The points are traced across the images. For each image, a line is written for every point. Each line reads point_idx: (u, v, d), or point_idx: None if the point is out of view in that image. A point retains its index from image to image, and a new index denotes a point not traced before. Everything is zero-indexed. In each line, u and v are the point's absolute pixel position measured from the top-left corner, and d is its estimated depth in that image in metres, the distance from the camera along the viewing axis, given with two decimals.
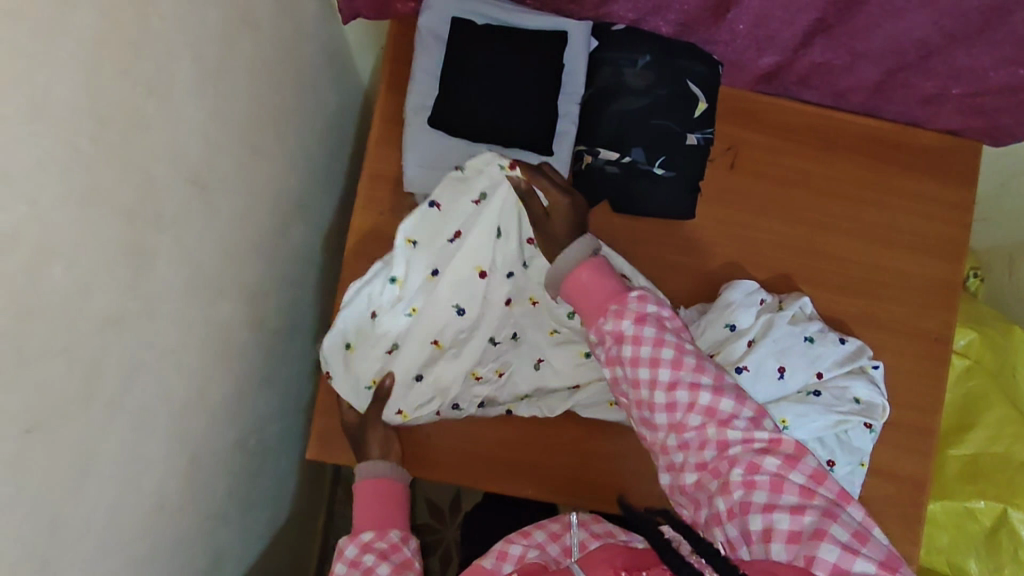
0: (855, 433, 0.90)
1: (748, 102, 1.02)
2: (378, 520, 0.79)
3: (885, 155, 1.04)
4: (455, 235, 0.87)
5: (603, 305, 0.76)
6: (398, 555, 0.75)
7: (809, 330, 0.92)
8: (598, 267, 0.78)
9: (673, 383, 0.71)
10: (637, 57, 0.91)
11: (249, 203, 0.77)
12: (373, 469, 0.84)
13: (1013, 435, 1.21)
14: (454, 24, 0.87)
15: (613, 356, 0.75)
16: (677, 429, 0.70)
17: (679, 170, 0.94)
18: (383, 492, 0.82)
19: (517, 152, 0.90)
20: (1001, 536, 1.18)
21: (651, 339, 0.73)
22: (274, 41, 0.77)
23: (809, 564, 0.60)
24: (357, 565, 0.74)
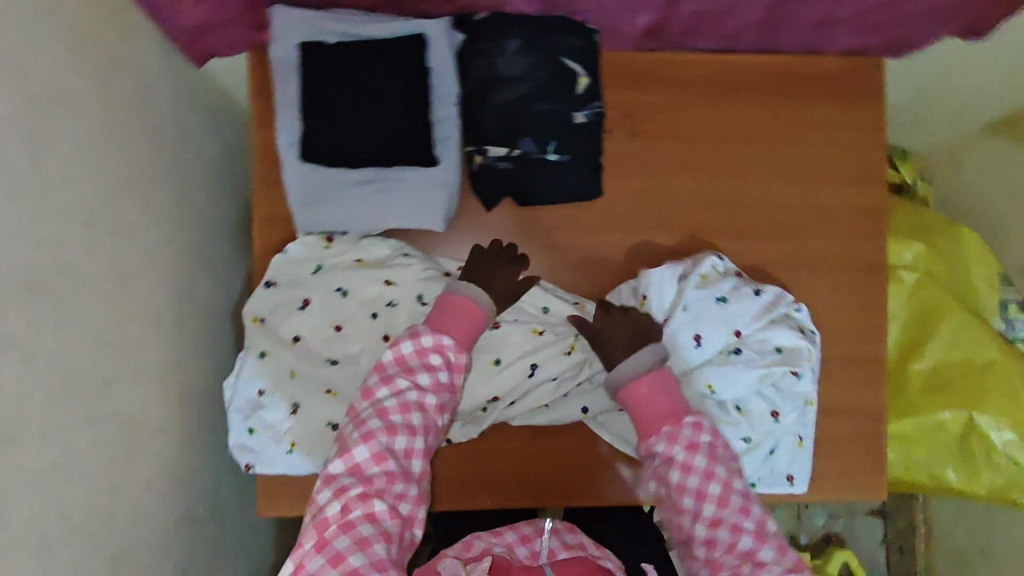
0: (788, 379, 0.90)
1: (635, 62, 0.96)
2: (461, 334, 0.80)
3: (790, 89, 0.99)
4: (306, 299, 0.90)
5: (656, 425, 0.79)
6: (453, 378, 0.79)
7: (722, 289, 0.89)
8: (656, 383, 0.80)
9: (716, 518, 0.77)
10: (505, 43, 0.86)
11: (114, 292, 0.75)
12: (472, 289, 0.82)
13: (970, 338, 1.21)
14: (302, 49, 0.82)
15: (661, 477, 0.80)
16: (711, 545, 0.76)
17: (572, 151, 0.90)
18: (473, 321, 0.80)
19: (399, 169, 0.86)
20: (970, 440, 1.18)
21: (700, 470, 0.78)
22: (106, 119, 0.74)
23: None
24: (424, 357, 0.78)
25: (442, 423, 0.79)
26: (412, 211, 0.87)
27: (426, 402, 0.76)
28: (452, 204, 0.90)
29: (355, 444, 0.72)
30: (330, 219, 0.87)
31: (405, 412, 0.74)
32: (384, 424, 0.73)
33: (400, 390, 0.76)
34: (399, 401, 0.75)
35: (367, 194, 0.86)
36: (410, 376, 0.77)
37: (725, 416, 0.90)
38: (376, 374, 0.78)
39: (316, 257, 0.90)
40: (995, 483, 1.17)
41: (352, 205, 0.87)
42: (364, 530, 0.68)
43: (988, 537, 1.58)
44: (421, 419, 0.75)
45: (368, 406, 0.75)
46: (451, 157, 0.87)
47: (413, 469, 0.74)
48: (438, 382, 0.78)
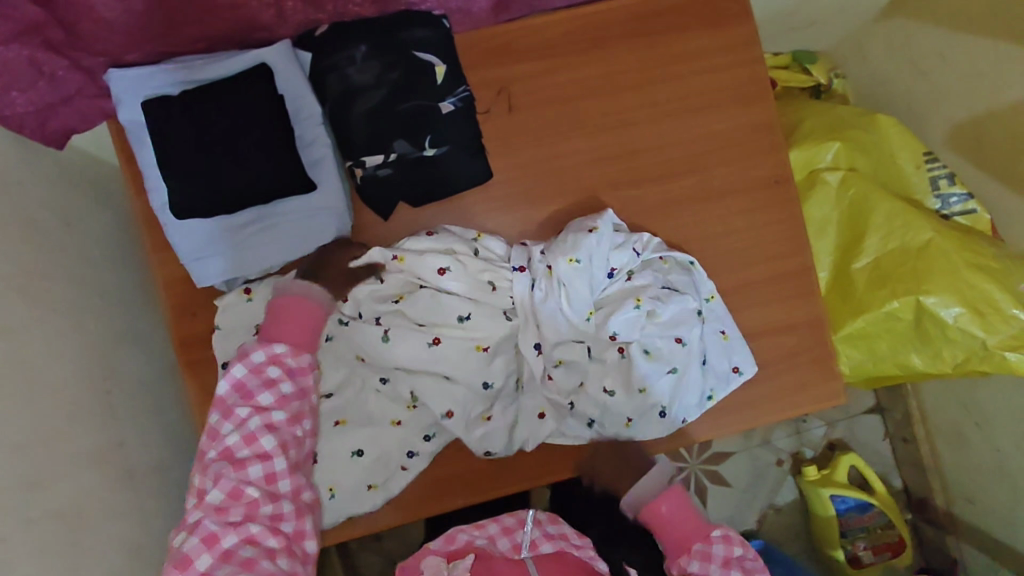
0: (672, 297, 0.92)
1: (495, 38, 0.95)
2: (298, 342, 0.81)
3: (656, 27, 0.98)
4: None
5: (687, 542, 0.87)
6: (301, 381, 0.81)
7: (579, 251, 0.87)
8: (676, 501, 0.89)
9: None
10: (353, 51, 0.85)
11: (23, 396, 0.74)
12: (298, 289, 0.82)
13: (902, 223, 1.20)
14: (147, 105, 0.80)
15: None
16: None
17: (449, 142, 0.89)
18: (312, 323, 0.82)
19: (281, 202, 0.85)
20: (924, 323, 1.16)
21: None
22: None
23: None
24: (261, 375, 0.79)
25: (300, 434, 0.80)
26: (307, 239, 0.87)
27: (274, 420, 0.77)
28: (345, 223, 0.89)
29: (209, 490, 0.74)
30: (228, 268, 0.86)
31: (251, 442, 0.76)
32: (231, 462, 0.75)
33: (241, 423, 0.76)
34: (242, 433, 0.76)
35: (257, 234, 0.85)
36: (251, 401, 0.77)
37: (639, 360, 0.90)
38: (216, 412, 0.78)
39: (239, 316, 0.88)
40: (959, 359, 1.15)
41: (246, 248, 0.86)
42: (245, 554, 0.71)
43: (976, 407, 1.61)
44: (272, 440, 0.76)
45: (214, 448, 0.76)
46: (331, 178, 0.86)
47: (281, 488, 0.76)
48: (282, 396, 0.78)
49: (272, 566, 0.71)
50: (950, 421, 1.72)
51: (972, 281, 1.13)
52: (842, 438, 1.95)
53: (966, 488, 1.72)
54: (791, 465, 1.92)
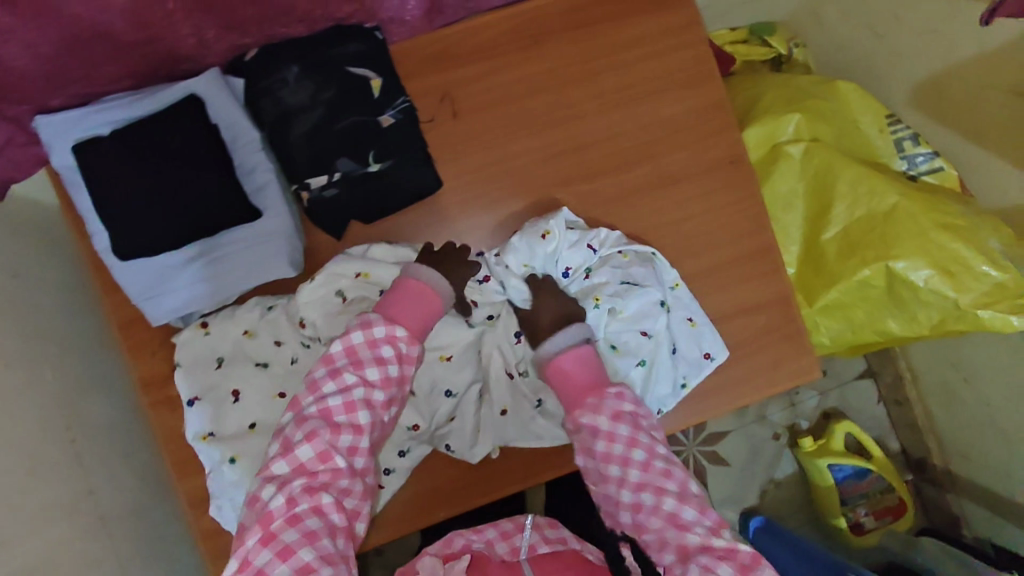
0: (635, 291, 0.90)
1: (432, 44, 0.93)
2: (412, 325, 0.81)
3: (594, 17, 0.96)
4: (234, 391, 0.89)
5: (584, 398, 0.81)
6: (403, 371, 0.80)
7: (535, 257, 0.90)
8: (581, 360, 0.83)
9: (642, 484, 0.76)
10: (284, 73, 0.83)
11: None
12: (429, 277, 0.84)
13: (867, 190, 1.19)
14: (78, 149, 0.79)
15: (585, 446, 0.80)
16: (636, 511, 0.75)
17: (393, 155, 0.87)
18: (433, 306, 0.83)
19: (226, 233, 0.84)
20: (896, 287, 1.16)
21: (623, 437, 0.78)
22: None
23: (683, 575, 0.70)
24: (374, 349, 0.78)
25: (388, 419, 0.79)
26: (257, 268, 0.85)
27: (373, 399, 0.76)
28: (296, 249, 0.87)
29: (298, 444, 0.72)
30: (180, 305, 0.84)
31: (352, 411, 0.75)
32: (329, 424, 0.74)
33: (346, 388, 0.75)
34: (346, 398, 0.75)
35: (205, 268, 0.83)
36: (358, 369, 0.77)
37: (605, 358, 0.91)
38: (323, 366, 0.78)
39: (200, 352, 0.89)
40: (934, 320, 1.15)
41: (197, 283, 0.84)
42: (310, 523, 0.67)
43: (964, 364, 1.60)
44: (368, 418, 0.75)
45: (314, 401, 0.75)
46: (276, 203, 0.85)
47: (358, 466, 0.74)
48: (387, 377, 0.78)
49: (332, 545, 0.67)
50: (939, 380, 1.71)
51: (940, 242, 1.12)
52: (835, 407, 1.94)
53: (962, 446, 1.72)
54: (787, 439, 1.92)
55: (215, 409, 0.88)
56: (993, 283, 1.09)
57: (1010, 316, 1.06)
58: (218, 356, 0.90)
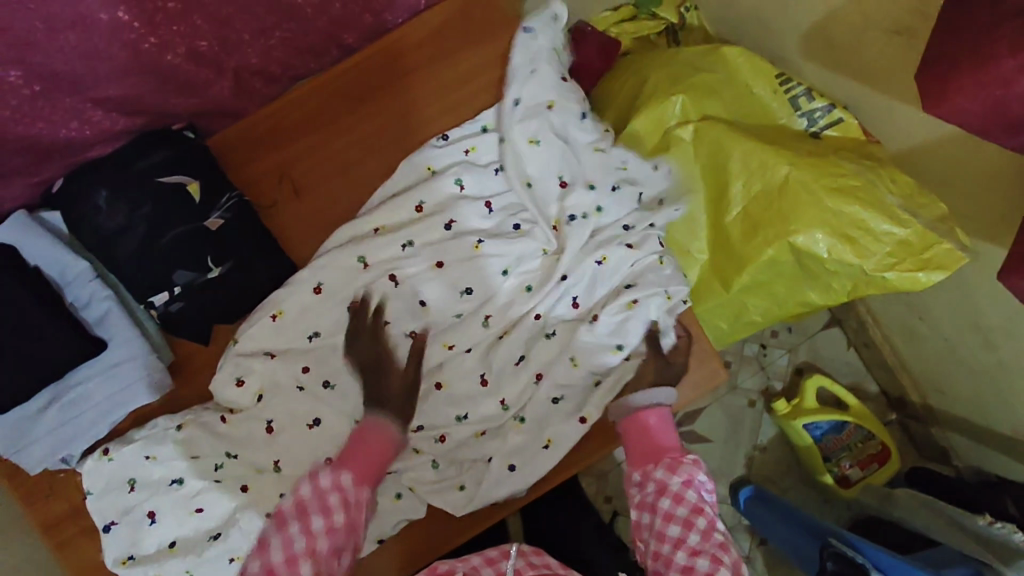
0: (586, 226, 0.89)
1: (259, 124, 0.90)
2: (363, 477, 0.75)
3: (417, 62, 0.92)
4: (151, 512, 0.85)
5: (659, 454, 0.81)
6: (353, 516, 0.73)
7: (536, 45, 0.90)
8: (665, 419, 0.83)
9: (686, 525, 0.75)
10: (93, 199, 0.80)
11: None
12: (378, 427, 0.79)
13: (757, 164, 1.14)
14: None
15: (644, 501, 0.79)
16: (673, 544, 0.74)
17: (232, 255, 0.84)
18: (382, 458, 0.77)
19: (80, 368, 0.82)
20: (804, 261, 1.12)
21: (687, 503, 0.76)
22: None
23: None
24: (321, 498, 0.73)
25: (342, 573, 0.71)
26: (118, 398, 0.83)
27: (317, 548, 0.70)
28: (157, 366, 0.85)
29: None
30: (47, 451, 0.82)
31: (293, 566, 0.68)
32: None
33: (288, 537, 0.70)
34: (287, 554, 0.69)
35: (67, 409, 0.82)
36: (307, 521, 0.71)
37: (521, 299, 0.89)
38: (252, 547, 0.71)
39: (118, 477, 0.85)
40: (847, 286, 1.12)
41: (56, 429, 0.82)
42: None
43: (917, 304, 1.53)
44: (309, 570, 0.68)
45: (258, 560, 0.69)
46: (122, 329, 0.82)
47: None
48: (334, 525, 0.71)
49: None
50: (897, 321, 1.66)
51: (834, 207, 1.08)
52: (806, 361, 1.89)
53: (933, 382, 1.66)
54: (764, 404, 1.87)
55: (131, 535, 0.85)
56: (896, 241, 1.06)
57: (916, 274, 1.04)
58: (128, 479, 0.85)
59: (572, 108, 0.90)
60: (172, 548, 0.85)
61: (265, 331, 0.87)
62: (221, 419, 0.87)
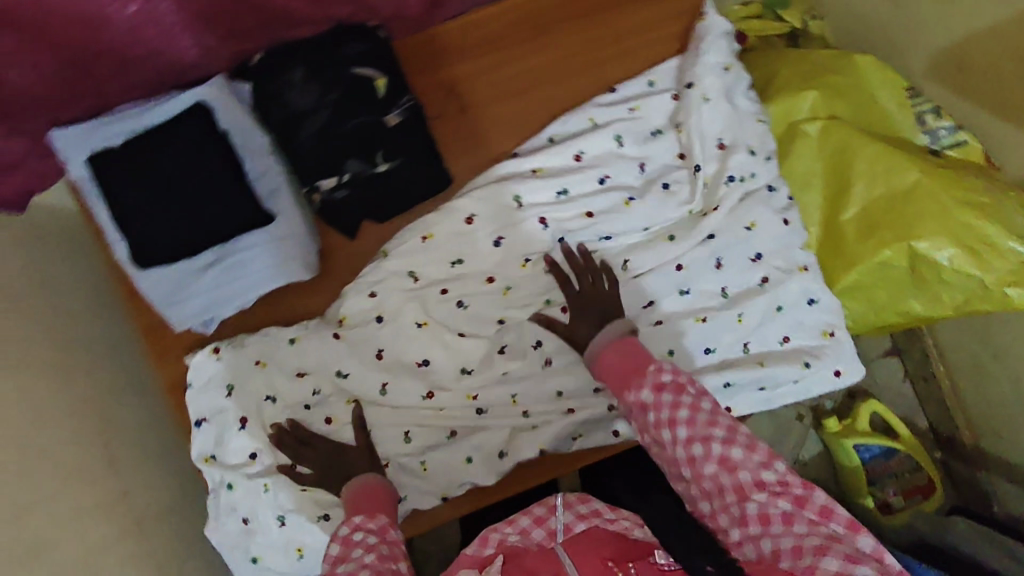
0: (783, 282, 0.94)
1: (440, 38, 0.93)
2: (370, 511, 0.78)
3: (599, 5, 0.95)
4: (242, 418, 0.87)
5: (640, 370, 0.77)
6: (390, 535, 0.74)
7: (726, 50, 0.93)
8: (639, 345, 0.80)
9: (691, 437, 0.70)
10: (290, 76, 0.84)
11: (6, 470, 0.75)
12: (364, 479, 0.83)
13: (887, 167, 1.15)
14: (92, 163, 0.80)
15: (652, 429, 0.74)
16: (692, 463, 0.70)
17: (402, 154, 0.87)
18: (384, 496, 0.81)
19: (241, 237, 0.84)
20: (920, 268, 1.13)
21: (686, 406, 0.72)
22: None
23: (753, 519, 0.66)
24: (349, 543, 0.73)
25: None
26: (273, 271, 0.86)
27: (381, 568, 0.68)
28: (311, 248, 0.88)
29: None
30: (198, 309, 0.85)
31: None
32: None
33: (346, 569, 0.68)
34: None
35: (224, 273, 0.84)
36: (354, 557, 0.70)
37: (663, 248, 0.92)
38: None
39: (219, 379, 0.87)
40: (959, 299, 1.12)
41: (210, 290, 0.85)
42: None
43: None
44: None
45: None
46: (288, 206, 0.86)
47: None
48: (379, 554, 0.70)
49: None
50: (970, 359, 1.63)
51: (962, 220, 1.09)
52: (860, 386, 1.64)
53: None
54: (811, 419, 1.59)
55: (216, 438, 0.87)
56: (1019, 259, 1.07)
57: None
58: (228, 383, 0.87)
59: (743, 76, 0.94)
60: (250, 460, 0.87)
61: (420, 252, 0.91)
62: (333, 333, 0.90)
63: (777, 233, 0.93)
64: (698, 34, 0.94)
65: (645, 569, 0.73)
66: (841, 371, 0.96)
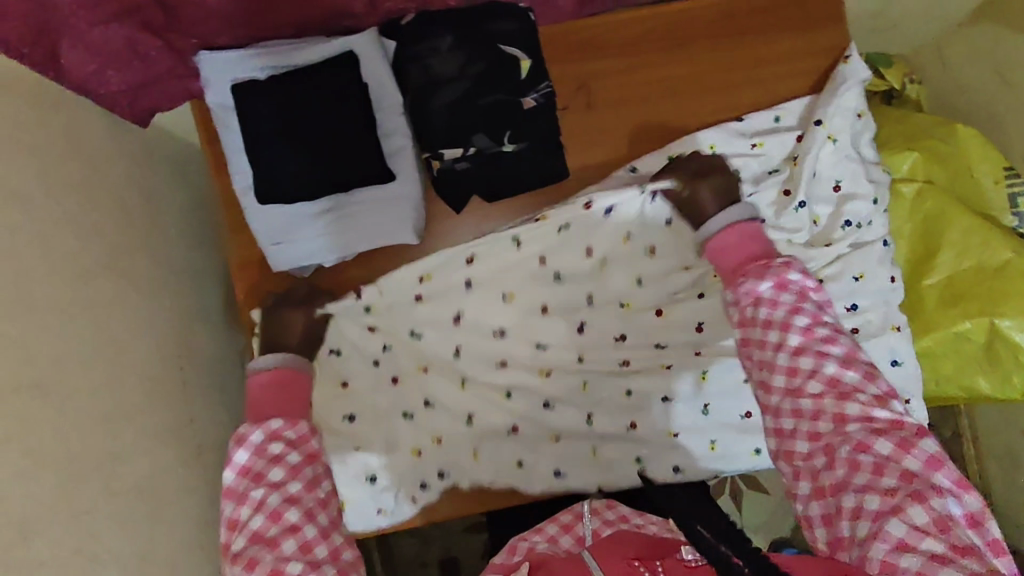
0: (873, 339, 0.95)
1: (582, 32, 0.94)
2: (287, 409, 0.77)
3: (741, 28, 0.96)
4: None
5: (751, 264, 0.75)
6: (306, 447, 0.74)
7: (859, 98, 0.94)
8: (754, 233, 0.78)
9: (802, 347, 0.68)
10: (437, 43, 0.85)
11: (105, 372, 0.76)
12: (267, 360, 0.79)
13: (979, 241, 1.11)
14: (235, 90, 0.81)
15: (748, 319, 0.72)
16: (792, 375, 0.68)
17: (529, 138, 0.88)
18: (293, 385, 0.79)
19: (361, 189, 0.85)
20: (996, 348, 1.09)
21: (798, 310, 0.70)
22: (72, 203, 0.77)
23: (835, 457, 0.63)
24: (264, 453, 0.72)
25: (325, 496, 0.72)
26: (384, 228, 0.87)
27: (293, 492, 0.69)
28: (421, 213, 0.89)
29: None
30: (304, 252, 0.87)
31: (279, 518, 0.66)
32: (265, 543, 0.65)
33: (259, 503, 0.68)
34: (266, 512, 0.67)
35: (338, 220, 0.86)
36: (262, 477, 0.70)
37: None
38: (228, 502, 0.70)
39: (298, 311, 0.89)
40: None
41: (320, 235, 0.86)
42: None
43: None
44: (298, 512, 0.67)
45: (240, 533, 0.67)
46: (409, 169, 0.86)
47: (321, 556, 0.65)
48: (292, 467, 0.71)
49: None
50: None
51: None
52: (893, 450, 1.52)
53: None
54: None
55: None
56: None
57: None
58: None
59: (871, 126, 0.96)
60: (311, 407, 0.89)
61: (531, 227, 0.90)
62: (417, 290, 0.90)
63: (886, 287, 0.94)
64: (838, 76, 0.94)
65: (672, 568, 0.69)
66: None
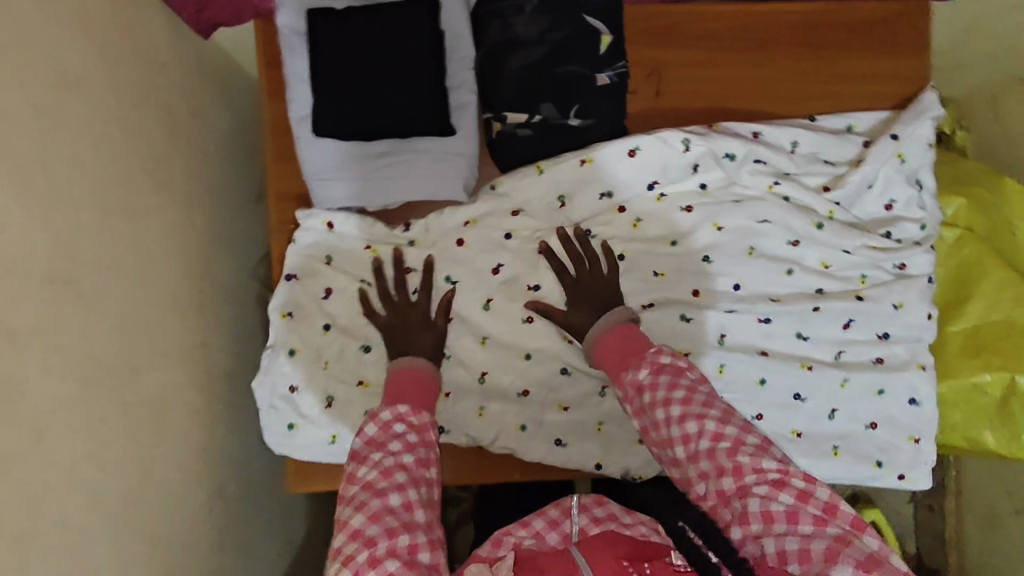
0: (893, 373, 0.92)
1: (663, 16, 0.92)
2: (418, 401, 0.74)
3: (825, 42, 0.94)
4: (327, 290, 0.87)
5: (639, 354, 0.75)
6: (428, 433, 0.72)
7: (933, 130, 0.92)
8: (629, 330, 0.78)
9: (685, 415, 0.68)
10: (523, 3, 0.83)
11: (133, 281, 0.74)
12: (406, 361, 0.78)
13: (1014, 296, 1.03)
14: (309, 16, 0.79)
15: (636, 406, 0.72)
16: (686, 443, 0.67)
17: (596, 116, 0.85)
18: (418, 386, 0.76)
19: (418, 139, 0.83)
20: (1013, 406, 1.01)
21: (673, 384, 0.71)
22: (124, 101, 0.74)
23: (748, 518, 0.62)
24: (388, 429, 0.71)
25: (432, 477, 0.70)
26: (434, 183, 0.85)
27: (405, 462, 0.68)
28: (474, 172, 0.87)
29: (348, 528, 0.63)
30: (350, 194, 0.85)
31: (387, 477, 0.66)
32: (370, 499, 0.65)
33: (379, 464, 0.67)
34: (383, 472, 0.66)
35: (389, 167, 0.84)
36: (387, 447, 0.69)
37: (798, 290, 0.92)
38: (354, 463, 0.69)
39: (356, 262, 0.88)
40: None
41: (368, 178, 0.85)
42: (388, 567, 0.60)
43: None
44: (405, 478, 0.67)
45: (354, 489, 0.66)
46: (470, 126, 0.85)
47: (415, 521, 0.64)
48: (409, 443, 0.70)
49: None
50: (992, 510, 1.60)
51: None
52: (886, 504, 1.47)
53: None
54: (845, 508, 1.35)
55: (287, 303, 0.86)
56: None
57: None
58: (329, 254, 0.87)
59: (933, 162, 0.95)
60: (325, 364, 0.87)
61: (571, 177, 0.86)
62: (462, 224, 0.87)
63: (921, 323, 0.92)
64: (917, 107, 0.92)
65: (660, 569, 0.66)
66: (905, 476, 0.94)
